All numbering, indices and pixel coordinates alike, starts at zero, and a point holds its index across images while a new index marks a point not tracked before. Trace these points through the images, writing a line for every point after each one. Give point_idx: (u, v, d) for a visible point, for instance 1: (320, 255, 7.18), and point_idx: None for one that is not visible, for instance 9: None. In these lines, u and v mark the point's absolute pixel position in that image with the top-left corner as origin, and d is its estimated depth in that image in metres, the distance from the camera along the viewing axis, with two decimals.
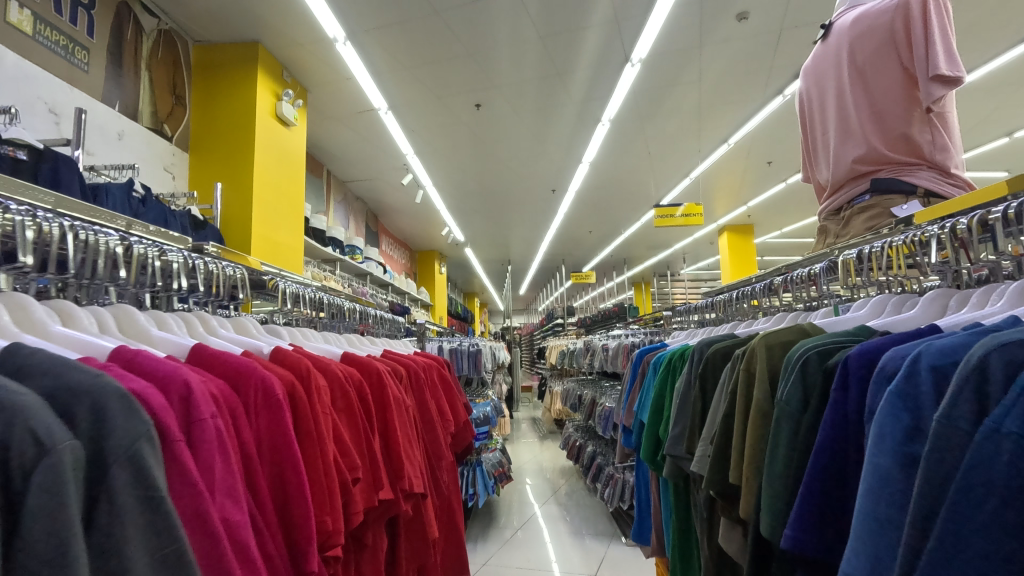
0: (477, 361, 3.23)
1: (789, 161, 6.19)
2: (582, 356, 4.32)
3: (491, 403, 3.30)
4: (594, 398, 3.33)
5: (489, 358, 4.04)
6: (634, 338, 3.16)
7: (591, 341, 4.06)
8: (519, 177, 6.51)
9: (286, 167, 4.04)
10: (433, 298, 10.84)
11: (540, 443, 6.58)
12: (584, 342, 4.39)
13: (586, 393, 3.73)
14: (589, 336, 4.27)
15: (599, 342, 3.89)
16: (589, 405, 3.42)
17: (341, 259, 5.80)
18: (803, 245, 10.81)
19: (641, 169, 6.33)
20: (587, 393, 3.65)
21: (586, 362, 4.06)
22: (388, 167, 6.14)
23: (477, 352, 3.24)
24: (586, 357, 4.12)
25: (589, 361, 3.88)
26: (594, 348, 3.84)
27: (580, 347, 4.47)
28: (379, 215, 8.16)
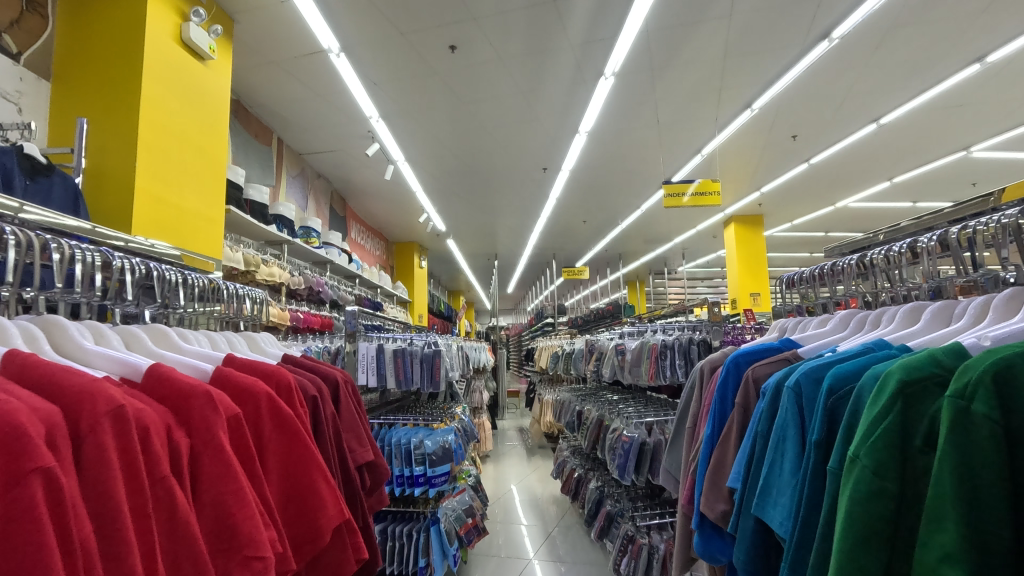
0: (435, 367, 2.27)
1: (816, 135, 5.40)
2: (583, 362, 3.44)
3: (459, 425, 2.43)
4: (602, 418, 2.47)
5: (460, 363, 3.17)
6: (662, 335, 2.31)
7: (595, 342, 3.20)
8: (506, 150, 5.66)
9: (199, 114, 3.13)
10: (411, 294, 9.92)
11: (528, 459, 5.70)
12: (585, 343, 3.52)
13: (587, 409, 2.87)
14: (591, 335, 3.41)
15: (604, 343, 3.02)
16: (593, 427, 2.56)
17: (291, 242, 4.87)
18: (812, 239, 10.05)
19: (645, 143, 5.50)
20: (591, 410, 2.77)
21: (589, 368, 3.17)
22: (351, 136, 5.26)
23: (437, 355, 2.28)
24: (589, 362, 3.24)
25: (593, 367, 3.02)
26: (600, 350, 2.98)
27: (579, 348, 3.59)
28: (348, 198, 7.26)
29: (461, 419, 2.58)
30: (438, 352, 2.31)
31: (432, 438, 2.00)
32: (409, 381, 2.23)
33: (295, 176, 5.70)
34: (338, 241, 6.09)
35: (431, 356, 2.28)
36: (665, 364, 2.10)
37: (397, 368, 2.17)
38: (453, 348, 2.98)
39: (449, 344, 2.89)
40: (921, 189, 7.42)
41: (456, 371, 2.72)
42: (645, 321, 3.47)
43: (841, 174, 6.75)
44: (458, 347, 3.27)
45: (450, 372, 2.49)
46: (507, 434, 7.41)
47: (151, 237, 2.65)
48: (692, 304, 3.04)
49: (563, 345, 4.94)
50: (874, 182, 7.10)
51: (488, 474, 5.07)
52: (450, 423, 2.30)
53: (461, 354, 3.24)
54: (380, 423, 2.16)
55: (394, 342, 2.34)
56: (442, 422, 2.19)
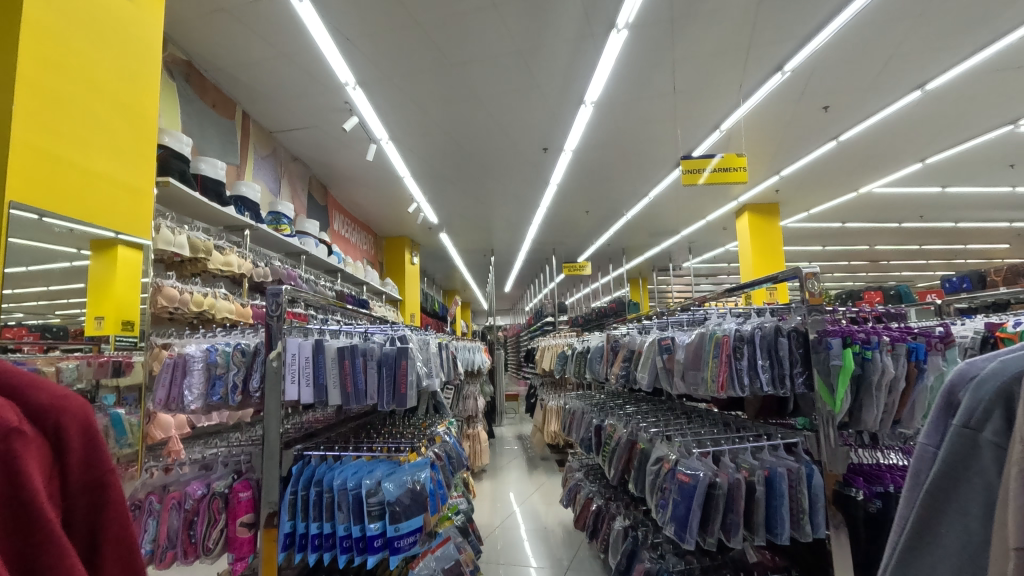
0: (398, 376, 1.65)
1: (850, 104, 4.83)
2: (599, 364, 2.85)
3: (446, 448, 1.91)
4: (641, 441, 1.99)
5: (445, 367, 2.59)
6: (724, 330, 1.77)
7: (617, 338, 2.63)
8: (501, 125, 5.07)
9: (120, 58, 2.52)
10: (402, 292, 9.31)
11: (530, 471, 5.11)
12: (602, 340, 2.94)
13: (608, 425, 2.33)
14: (612, 331, 2.82)
15: (632, 338, 2.47)
16: (627, 452, 2.07)
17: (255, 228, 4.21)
18: (828, 230, 9.47)
19: (658, 116, 4.92)
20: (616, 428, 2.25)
21: (609, 371, 2.59)
22: (326, 109, 4.65)
23: (403, 356, 1.66)
24: (607, 363, 2.66)
25: (617, 371, 2.44)
26: (625, 350, 2.43)
27: (593, 346, 3.00)
28: (330, 186, 6.65)
29: (450, 442, 2.00)
30: (410, 350, 1.69)
31: (396, 480, 1.44)
32: (363, 395, 1.61)
33: (266, 158, 5.09)
34: (316, 230, 5.48)
35: (395, 358, 1.66)
36: (742, 365, 1.67)
37: (348, 373, 1.58)
38: (436, 347, 2.40)
39: (429, 341, 2.29)
40: (951, 171, 6.85)
41: (434, 377, 2.10)
42: (671, 314, 2.88)
43: (869, 153, 6.18)
44: (446, 346, 2.71)
45: (424, 379, 1.86)
46: (505, 442, 6.79)
47: (40, 204, 2.04)
48: (736, 290, 2.46)
49: (569, 344, 4.33)
50: (902, 163, 6.52)
51: (484, 491, 4.43)
52: (427, 452, 1.72)
53: (446, 355, 2.64)
54: (326, 456, 1.62)
55: (349, 339, 1.75)
56: (413, 452, 1.62)
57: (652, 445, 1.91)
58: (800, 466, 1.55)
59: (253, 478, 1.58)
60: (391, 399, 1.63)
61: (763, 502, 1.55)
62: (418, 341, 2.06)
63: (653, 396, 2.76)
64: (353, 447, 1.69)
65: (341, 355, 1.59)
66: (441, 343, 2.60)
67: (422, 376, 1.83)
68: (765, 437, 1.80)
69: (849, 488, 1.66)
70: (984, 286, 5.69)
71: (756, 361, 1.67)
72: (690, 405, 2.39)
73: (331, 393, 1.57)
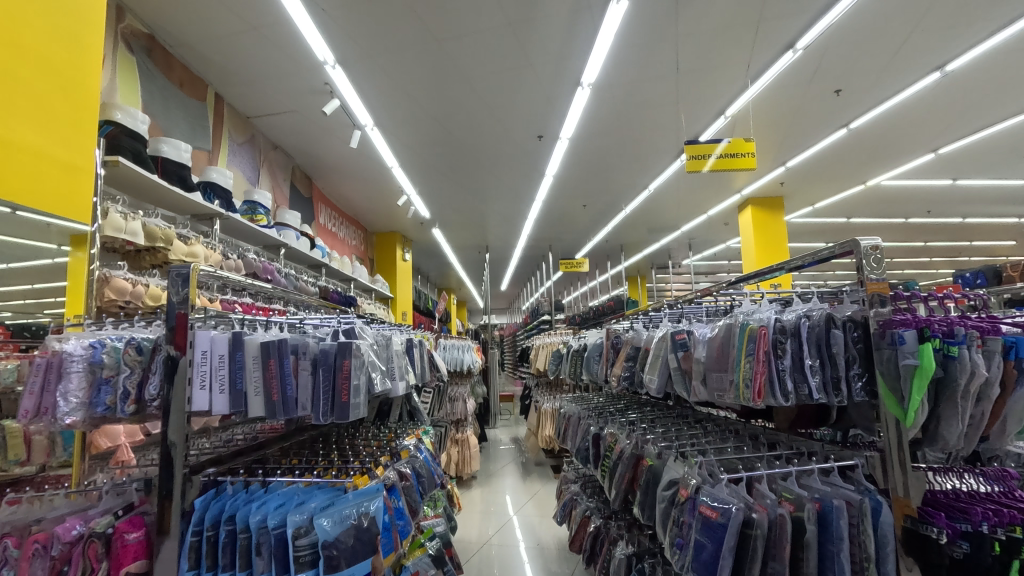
0: (338, 379, 1.38)
1: (864, 86, 4.55)
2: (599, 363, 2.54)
3: (405, 465, 1.67)
4: (649, 458, 1.74)
5: (420, 367, 2.31)
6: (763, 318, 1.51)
7: (619, 334, 2.34)
8: (493, 109, 4.78)
9: (49, 13, 2.19)
10: (394, 289, 9.01)
11: (524, 477, 4.82)
12: (602, 336, 2.64)
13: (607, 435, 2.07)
14: (613, 326, 2.53)
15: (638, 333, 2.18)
16: (633, 471, 1.82)
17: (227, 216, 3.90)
18: (833, 226, 9.20)
19: (659, 99, 4.63)
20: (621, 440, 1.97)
21: (612, 371, 2.28)
22: (305, 91, 4.35)
23: (343, 354, 1.39)
24: (608, 364, 2.36)
25: (619, 373, 2.16)
26: (629, 348, 2.14)
27: (592, 343, 2.70)
28: (315, 177, 6.35)
29: (418, 457, 1.83)
30: (359, 348, 1.44)
31: (334, 516, 1.23)
32: (294, 405, 1.37)
33: (243, 144, 4.78)
34: (296, 223, 5.17)
35: (336, 356, 1.39)
36: (782, 365, 1.40)
37: (275, 378, 1.33)
38: (407, 347, 2.13)
39: (400, 340, 2.01)
40: (963, 161, 6.57)
41: (400, 385, 1.83)
42: (678, 308, 2.57)
43: (880, 141, 5.90)
44: (422, 344, 2.44)
45: (380, 384, 1.59)
46: (499, 445, 6.50)
47: None
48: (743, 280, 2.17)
49: (565, 343, 4.04)
50: (913, 153, 6.24)
51: (472, 500, 4.12)
52: (387, 475, 1.51)
53: (423, 356, 2.39)
54: (246, 483, 1.42)
55: (288, 333, 1.50)
56: (361, 476, 1.41)
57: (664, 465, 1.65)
58: (862, 500, 1.30)
59: (144, 515, 1.34)
60: (323, 410, 1.37)
61: (814, 543, 1.30)
62: (383, 338, 1.80)
63: (661, 405, 2.45)
64: (285, 470, 1.48)
65: (264, 354, 1.34)
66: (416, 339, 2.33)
67: (377, 381, 1.56)
68: (810, 457, 1.55)
69: (924, 526, 1.27)
70: (1000, 282, 5.41)
71: (799, 358, 1.39)
72: (709, 417, 2.09)
73: (252, 401, 1.32)
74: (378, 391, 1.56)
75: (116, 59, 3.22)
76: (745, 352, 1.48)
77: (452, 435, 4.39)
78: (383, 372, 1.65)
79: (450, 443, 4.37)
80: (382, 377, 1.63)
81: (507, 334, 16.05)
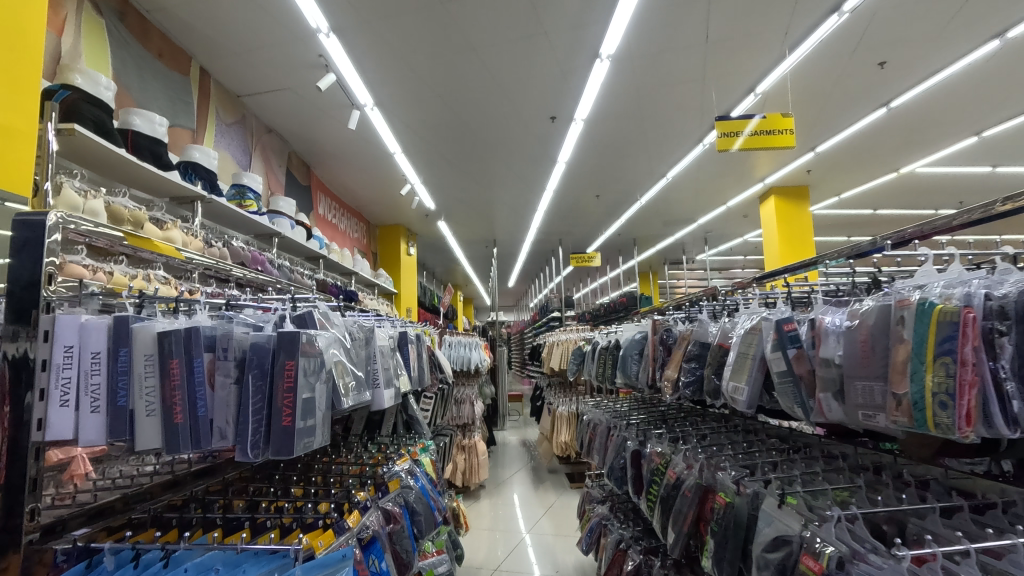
0: (279, 390, 1.03)
1: (912, 57, 4.13)
2: (637, 364, 2.15)
3: (386, 512, 1.36)
4: (727, 490, 1.35)
5: (419, 370, 1.93)
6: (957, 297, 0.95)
7: (667, 329, 1.96)
8: (503, 85, 4.40)
9: None
10: (398, 284, 8.66)
11: (537, 485, 4.46)
12: (637, 332, 2.27)
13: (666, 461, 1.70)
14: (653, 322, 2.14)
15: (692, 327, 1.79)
16: (702, 501, 1.45)
17: (207, 199, 3.51)
18: (858, 218, 8.77)
19: (685, 73, 4.24)
20: (680, 469, 1.61)
21: (661, 376, 1.88)
22: (298, 65, 3.99)
23: (288, 351, 1.04)
24: (653, 369, 1.97)
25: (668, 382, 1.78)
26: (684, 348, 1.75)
27: (626, 339, 2.32)
28: (313, 164, 6.00)
29: (413, 489, 1.51)
30: (312, 347, 1.09)
31: None
32: (208, 431, 1.02)
33: (233, 125, 4.43)
34: (291, 210, 4.80)
35: (275, 358, 1.05)
36: (1004, 369, 0.87)
37: (177, 391, 0.99)
38: (400, 345, 1.76)
39: (392, 336, 1.65)
40: (1007, 145, 6.13)
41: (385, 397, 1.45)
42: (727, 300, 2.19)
43: (920, 122, 5.47)
44: (423, 342, 2.07)
45: (350, 399, 1.23)
46: (508, 449, 6.13)
47: None
48: (774, 276, 1.84)
49: (586, 340, 3.67)
50: (954, 136, 5.81)
51: (480, 512, 3.76)
52: (365, 524, 1.23)
53: (423, 354, 2.03)
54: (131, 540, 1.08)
55: (219, 319, 1.17)
56: (321, 536, 1.11)
57: (750, 509, 1.26)
58: None
59: None
60: (249, 435, 1.01)
61: None
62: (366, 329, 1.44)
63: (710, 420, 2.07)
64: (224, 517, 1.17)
65: (161, 352, 0.99)
66: (415, 335, 1.96)
67: (344, 393, 1.21)
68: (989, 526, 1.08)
69: None
70: None
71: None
72: (788, 440, 1.70)
73: (141, 424, 0.97)
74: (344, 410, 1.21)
75: (81, 19, 2.87)
76: (931, 345, 0.94)
77: (458, 441, 4.04)
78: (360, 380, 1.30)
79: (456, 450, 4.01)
80: (358, 387, 1.28)
81: (515, 332, 15.68)
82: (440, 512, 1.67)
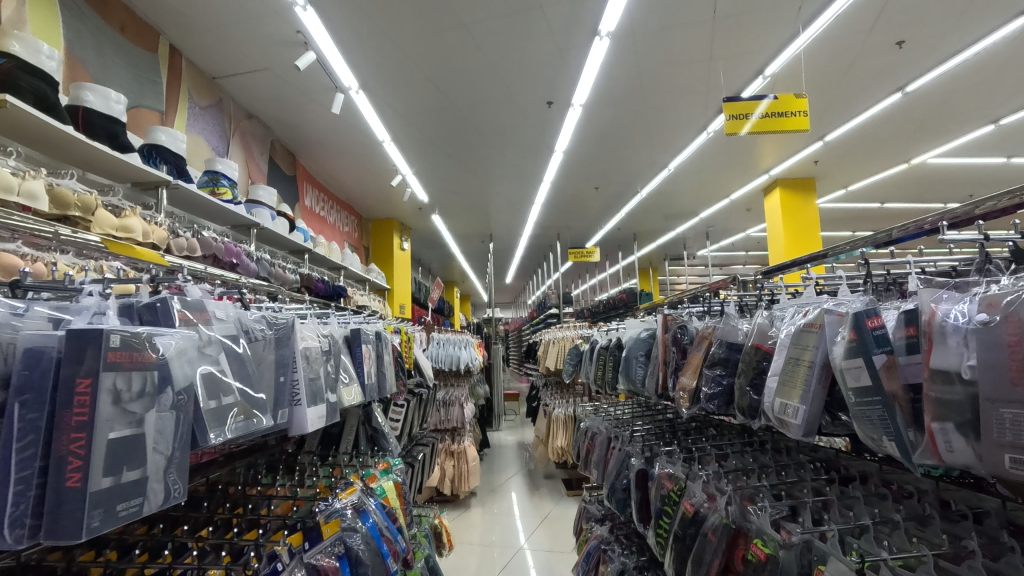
0: (76, 422, 0.65)
1: (933, 36, 3.86)
2: (643, 368, 1.89)
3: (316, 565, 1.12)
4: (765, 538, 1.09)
5: (374, 374, 1.66)
6: None
7: (683, 324, 1.68)
8: (496, 64, 4.12)
9: None
10: (391, 280, 8.40)
11: (532, 491, 4.21)
12: (643, 330, 2.00)
13: (685, 494, 1.42)
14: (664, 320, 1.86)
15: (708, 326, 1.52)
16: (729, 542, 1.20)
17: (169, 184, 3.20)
18: (865, 212, 8.52)
19: (689, 52, 3.97)
20: (704, 509, 1.33)
21: (672, 384, 1.61)
22: (275, 42, 3.71)
23: (95, 360, 0.67)
24: (661, 376, 1.70)
25: (681, 389, 1.51)
26: (701, 351, 1.47)
27: (630, 338, 2.05)
28: (299, 154, 5.72)
29: (357, 532, 1.27)
30: (148, 355, 0.76)
31: None
32: None
33: (207, 109, 4.15)
34: (272, 200, 4.53)
35: (61, 370, 0.66)
36: None
37: None
38: (343, 346, 1.49)
39: (326, 335, 1.38)
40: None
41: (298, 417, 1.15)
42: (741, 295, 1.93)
43: (935, 108, 5.21)
44: (382, 342, 1.79)
45: (226, 427, 0.90)
46: (503, 452, 5.88)
47: None
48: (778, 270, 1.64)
49: (584, 339, 3.41)
50: (970, 124, 5.55)
51: (470, 522, 3.51)
52: None
53: (381, 356, 1.75)
54: None
55: None
56: None
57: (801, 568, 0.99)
58: None
59: None
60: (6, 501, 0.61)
61: None
62: (274, 332, 1.16)
63: (726, 434, 1.80)
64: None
65: None
66: (370, 333, 1.70)
67: (211, 420, 0.87)
68: None
69: None
70: None
71: None
72: (827, 463, 1.43)
73: None
74: (210, 446, 0.86)
75: None
76: None
77: (446, 447, 3.80)
78: (247, 402, 0.97)
79: (444, 456, 3.77)
80: (242, 411, 0.95)
81: (512, 329, 15.43)
82: (397, 560, 1.39)
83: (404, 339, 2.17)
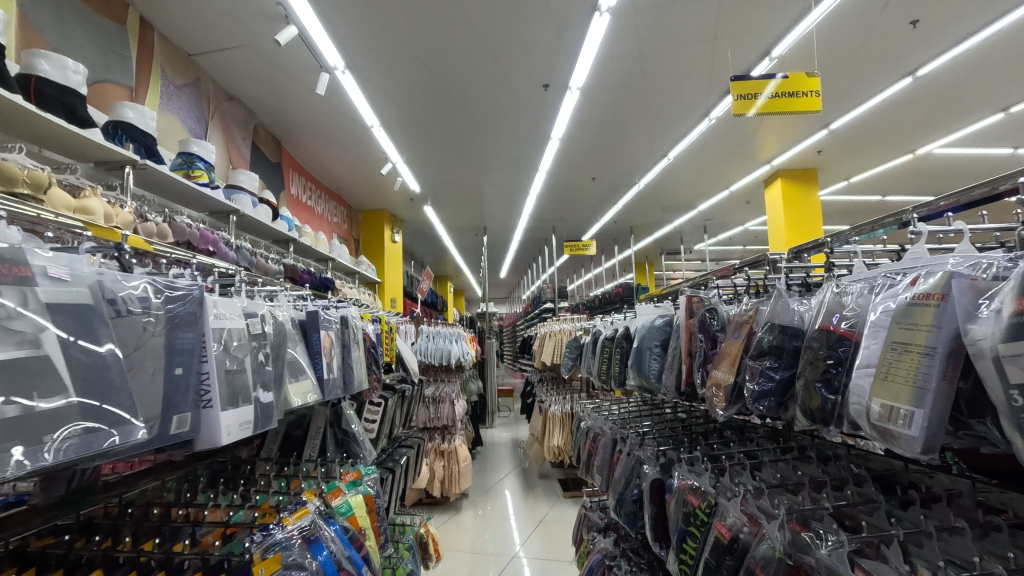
0: None
1: (950, 15, 3.69)
2: (658, 361, 1.67)
3: None
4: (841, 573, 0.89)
5: (337, 366, 1.44)
6: None
7: (713, 310, 1.45)
8: (491, 43, 3.91)
9: None
10: (381, 273, 8.18)
11: (526, 491, 4.02)
12: (656, 318, 1.79)
13: (719, 516, 1.23)
14: (681, 308, 1.66)
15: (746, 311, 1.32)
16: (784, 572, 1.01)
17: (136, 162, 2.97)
18: (865, 205, 8.38)
19: (694, 31, 3.78)
20: (746, 535, 1.13)
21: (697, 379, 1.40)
22: (254, 15, 3.48)
23: None
24: (682, 368, 1.49)
25: (714, 385, 1.29)
26: (739, 339, 1.26)
27: (641, 328, 1.84)
28: (284, 139, 5.48)
29: (305, 571, 1.06)
30: None
31: None
32: None
33: (184, 88, 3.92)
34: (254, 186, 4.29)
35: None
36: None
37: None
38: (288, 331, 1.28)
39: (261, 318, 1.16)
40: None
41: (191, 421, 0.89)
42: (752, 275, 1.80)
43: (945, 95, 5.03)
44: (353, 331, 1.58)
45: (41, 447, 0.62)
46: (496, 449, 5.70)
47: None
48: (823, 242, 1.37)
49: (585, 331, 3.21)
50: (978, 113, 5.40)
51: (461, 525, 3.32)
52: None
53: (349, 345, 1.53)
54: None
55: None
56: None
57: None
58: None
59: None
60: None
61: None
62: (178, 310, 0.94)
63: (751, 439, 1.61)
64: None
65: None
66: (334, 319, 1.48)
67: (6, 436, 0.58)
68: None
69: None
70: None
71: None
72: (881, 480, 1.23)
73: None
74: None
75: None
76: None
77: (436, 446, 3.60)
78: (92, 406, 0.69)
79: (433, 456, 3.58)
80: (80, 422, 0.66)
81: (506, 324, 15.22)
82: None
83: (384, 330, 1.96)
